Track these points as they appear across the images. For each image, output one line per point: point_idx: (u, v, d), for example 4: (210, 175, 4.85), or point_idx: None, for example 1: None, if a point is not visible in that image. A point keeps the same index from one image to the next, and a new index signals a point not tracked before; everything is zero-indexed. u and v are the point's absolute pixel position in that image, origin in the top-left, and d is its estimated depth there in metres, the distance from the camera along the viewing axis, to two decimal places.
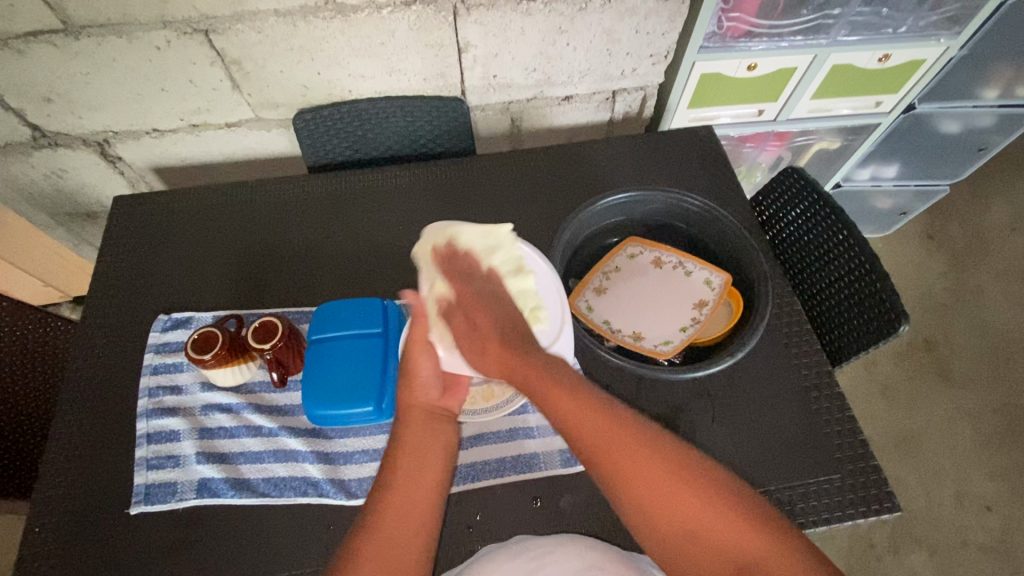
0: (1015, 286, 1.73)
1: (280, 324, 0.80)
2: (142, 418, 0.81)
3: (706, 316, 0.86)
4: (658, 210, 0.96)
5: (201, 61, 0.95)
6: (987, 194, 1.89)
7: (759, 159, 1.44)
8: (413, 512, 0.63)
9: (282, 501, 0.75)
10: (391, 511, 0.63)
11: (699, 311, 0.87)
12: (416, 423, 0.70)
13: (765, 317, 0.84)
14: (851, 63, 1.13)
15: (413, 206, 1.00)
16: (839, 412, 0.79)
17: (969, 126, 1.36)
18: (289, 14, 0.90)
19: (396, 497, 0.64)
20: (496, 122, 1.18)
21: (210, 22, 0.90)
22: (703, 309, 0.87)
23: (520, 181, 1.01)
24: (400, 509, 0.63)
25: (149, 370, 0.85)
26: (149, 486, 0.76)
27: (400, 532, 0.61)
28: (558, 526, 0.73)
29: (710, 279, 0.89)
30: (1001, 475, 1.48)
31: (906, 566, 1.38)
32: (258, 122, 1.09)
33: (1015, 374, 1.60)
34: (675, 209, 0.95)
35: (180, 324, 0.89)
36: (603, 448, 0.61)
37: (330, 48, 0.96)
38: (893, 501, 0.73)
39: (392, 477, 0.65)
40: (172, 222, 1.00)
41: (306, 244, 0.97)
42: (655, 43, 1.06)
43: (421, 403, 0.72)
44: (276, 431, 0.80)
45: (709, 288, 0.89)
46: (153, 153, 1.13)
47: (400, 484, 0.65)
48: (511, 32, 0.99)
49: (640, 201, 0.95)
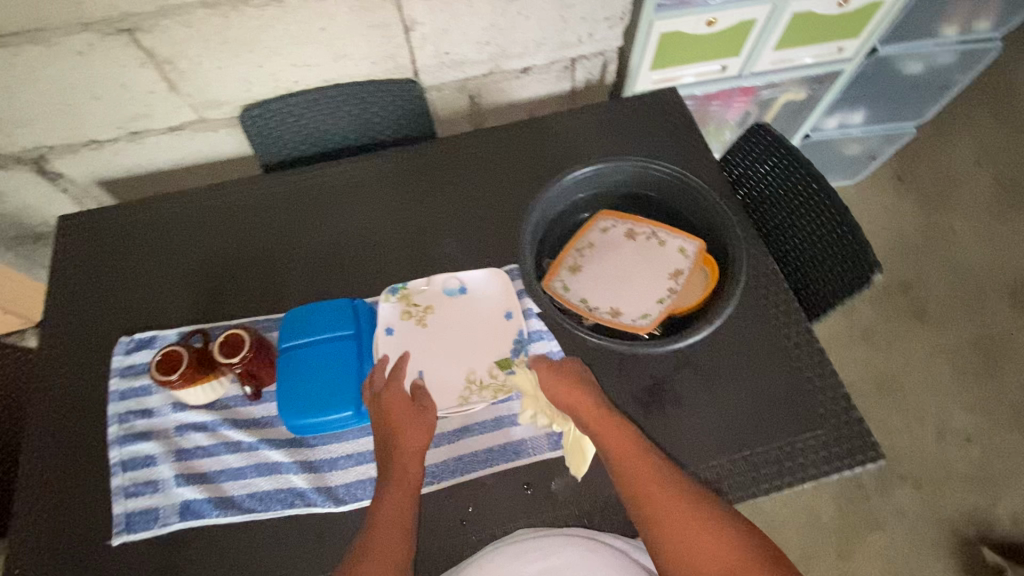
0: (984, 221, 1.76)
1: (246, 334, 0.76)
2: (114, 446, 0.78)
3: (682, 285, 0.84)
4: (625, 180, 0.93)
5: (131, 63, 0.87)
6: (953, 130, 1.91)
7: (726, 117, 1.41)
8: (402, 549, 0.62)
9: (268, 516, 0.73)
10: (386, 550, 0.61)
11: (674, 281, 0.84)
12: (409, 480, 0.67)
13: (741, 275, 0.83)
14: (811, 10, 1.10)
15: (379, 198, 0.97)
16: (820, 368, 0.80)
17: (931, 65, 1.35)
18: (218, 4, 0.81)
19: (385, 534, 0.62)
20: (454, 101, 1.09)
21: (134, 21, 0.81)
22: (679, 277, 0.85)
23: (486, 164, 0.99)
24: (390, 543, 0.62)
25: (117, 395, 0.81)
26: (129, 514, 0.74)
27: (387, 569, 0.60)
28: (552, 508, 0.73)
29: (684, 247, 0.87)
30: (979, 406, 1.53)
31: (893, 502, 1.43)
32: (203, 123, 1.01)
33: (987, 307, 1.64)
34: (641, 176, 0.92)
35: (143, 345, 0.85)
36: (647, 490, 0.62)
37: (267, 37, 0.87)
38: (876, 451, 0.75)
39: (378, 531, 0.63)
40: (127, 240, 0.96)
41: (270, 248, 0.94)
42: (610, 5, 0.98)
43: (415, 449, 0.69)
44: (254, 445, 0.77)
45: (683, 256, 0.86)
46: (95, 166, 1.05)
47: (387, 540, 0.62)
48: (458, 5, 0.90)
49: (607, 172, 0.92)
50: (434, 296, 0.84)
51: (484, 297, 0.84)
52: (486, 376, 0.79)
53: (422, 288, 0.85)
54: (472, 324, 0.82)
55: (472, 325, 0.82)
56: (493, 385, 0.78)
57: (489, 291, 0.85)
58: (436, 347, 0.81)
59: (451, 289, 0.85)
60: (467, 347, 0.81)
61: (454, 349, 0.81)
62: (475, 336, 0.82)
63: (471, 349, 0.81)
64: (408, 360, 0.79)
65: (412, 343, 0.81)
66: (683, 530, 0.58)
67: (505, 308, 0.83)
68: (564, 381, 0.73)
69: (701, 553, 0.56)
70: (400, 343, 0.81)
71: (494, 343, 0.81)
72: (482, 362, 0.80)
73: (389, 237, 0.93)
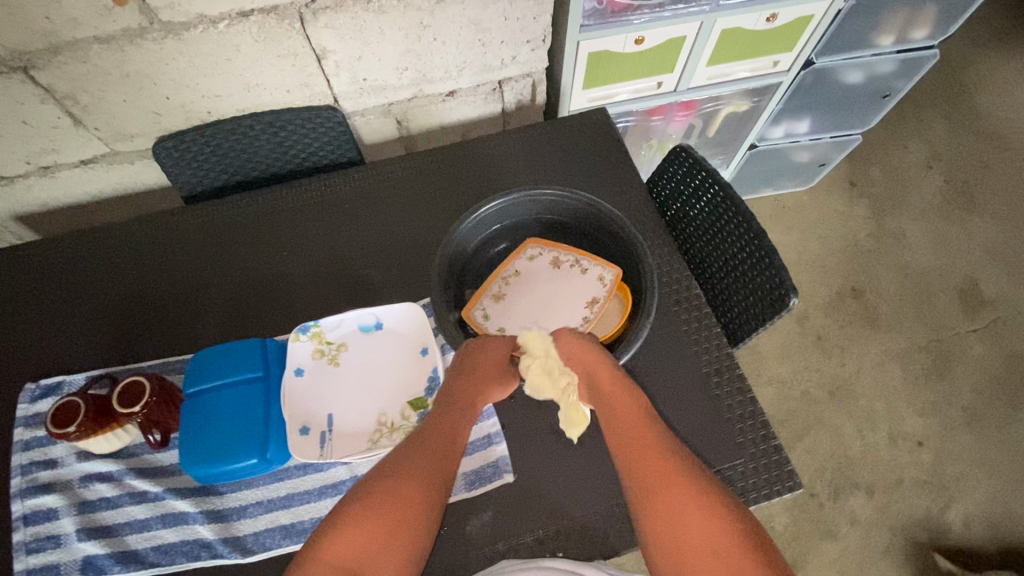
0: (934, 223, 1.78)
1: (148, 381, 0.74)
2: (15, 500, 0.75)
3: (596, 313, 0.83)
4: (523, 212, 0.90)
5: (29, 100, 0.84)
6: (903, 133, 1.92)
7: (668, 131, 1.41)
8: (407, 507, 0.60)
9: (173, 569, 0.71)
10: (383, 506, 0.59)
11: (589, 309, 0.84)
12: (442, 454, 0.67)
13: (651, 311, 0.77)
14: (739, 26, 1.09)
15: (300, 229, 0.95)
16: (741, 395, 0.80)
17: (871, 74, 1.35)
18: (113, 39, 0.78)
19: (392, 490, 0.61)
20: (380, 126, 1.08)
21: (26, 58, 0.78)
22: (595, 306, 0.84)
23: (410, 191, 0.97)
24: (395, 501, 0.60)
25: (20, 446, 0.78)
26: (29, 572, 0.71)
27: (378, 522, 0.58)
28: (467, 550, 0.72)
29: (602, 275, 0.86)
30: (930, 410, 1.54)
31: (847, 509, 1.44)
32: (117, 156, 0.98)
33: (937, 310, 1.66)
34: (538, 205, 0.89)
35: (50, 391, 0.82)
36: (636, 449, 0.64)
37: (171, 70, 0.85)
38: (794, 479, 0.74)
39: (415, 455, 0.65)
40: (39, 278, 0.92)
41: (187, 284, 0.91)
42: (529, 28, 0.97)
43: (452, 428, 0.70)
44: (161, 494, 0.75)
45: (600, 285, 0.86)
46: (8, 202, 1.01)
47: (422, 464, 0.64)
48: (369, 33, 0.88)
49: (511, 207, 0.89)
50: (349, 334, 0.83)
51: (401, 333, 0.83)
52: (397, 417, 0.77)
53: (336, 325, 0.83)
54: (386, 362, 0.81)
55: (386, 364, 0.81)
56: (404, 427, 0.77)
57: (405, 327, 0.83)
58: (349, 387, 0.80)
59: (366, 325, 0.83)
60: (380, 388, 0.80)
61: (366, 390, 0.80)
62: (389, 374, 0.81)
63: (386, 388, 0.80)
64: (315, 403, 0.78)
65: (325, 383, 0.79)
66: (659, 483, 0.60)
67: (422, 343, 0.82)
68: (581, 346, 0.75)
69: (672, 508, 0.57)
70: (310, 385, 0.79)
71: (408, 382, 0.80)
72: (396, 402, 0.79)
73: (310, 271, 0.91)
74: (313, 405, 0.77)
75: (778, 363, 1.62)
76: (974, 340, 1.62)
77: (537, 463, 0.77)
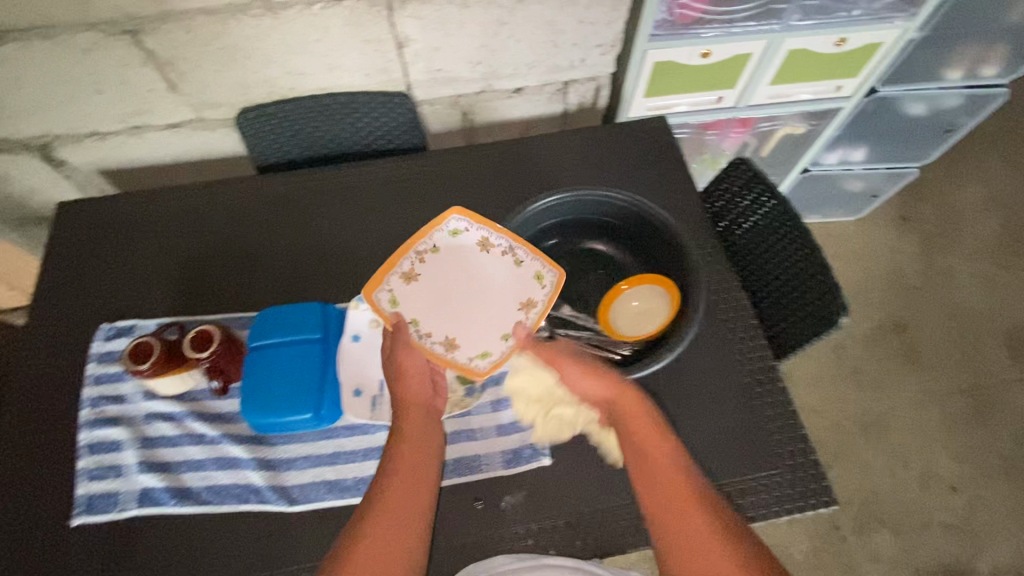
0: (986, 265, 1.73)
1: (216, 331, 0.78)
2: (84, 429, 0.80)
3: (533, 317, 0.82)
4: (565, 211, 0.93)
5: (134, 62, 0.90)
6: (961, 172, 1.88)
7: (722, 147, 1.42)
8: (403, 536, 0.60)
9: (223, 509, 0.75)
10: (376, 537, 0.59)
11: (523, 313, 0.83)
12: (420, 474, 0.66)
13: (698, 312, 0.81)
14: (807, 47, 1.10)
15: (364, 206, 0.99)
16: (782, 407, 0.80)
17: (935, 107, 1.34)
18: (217, 12, 0.85)
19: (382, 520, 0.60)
20: (446, 116, 1.12)
21: (137, 23, 0.84)
22: (530, 309, 0.83)
23: (470, 179, 1.01)
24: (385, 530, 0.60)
25: (92, 380, 0.84)
26: (91, 496, 0.76)
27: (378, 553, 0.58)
28: (499, 525, 0.74)
29: (542, 274, 0.85)
30: (967, 455, 1.50)
31: (870, 545, 1.41)
32: (201, 122, 1.04)
33: (983, 354, 1.61)
34: (582, 206, 0.92)
35: (122, 333, 0.88)
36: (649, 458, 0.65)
37: (264, 46, 0.91)
38: (830, 495, 0.75)
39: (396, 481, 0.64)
40: (119, 229, 0.99)
41: (254, 247, 0.96)
42: (601, 33, 1.01)
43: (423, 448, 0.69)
44: (217, 438, 0.79)
45: (540, 285, 0.84)
46: (96, 156, 1.08)
47: (404, 485, 0.64)
48: (451, 25, 0.93)
49: (557, 206, 0.91)
50: None
51: None
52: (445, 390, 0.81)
53: None
54: None
55: None
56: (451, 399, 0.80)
57: None
58: None
59: None
60: None
61: None
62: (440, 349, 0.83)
63: None
64: (369, 367, 0.82)
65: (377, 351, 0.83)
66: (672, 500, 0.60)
67: None
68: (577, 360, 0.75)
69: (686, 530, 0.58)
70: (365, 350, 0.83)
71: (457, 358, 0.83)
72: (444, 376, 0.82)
73: (369, 245, 0.95)
74: (366, 369, 0.82)
75: (811, 390, 1.60)
76: (1018, 388, 1.57)
77: (573, 451, 0.78)
